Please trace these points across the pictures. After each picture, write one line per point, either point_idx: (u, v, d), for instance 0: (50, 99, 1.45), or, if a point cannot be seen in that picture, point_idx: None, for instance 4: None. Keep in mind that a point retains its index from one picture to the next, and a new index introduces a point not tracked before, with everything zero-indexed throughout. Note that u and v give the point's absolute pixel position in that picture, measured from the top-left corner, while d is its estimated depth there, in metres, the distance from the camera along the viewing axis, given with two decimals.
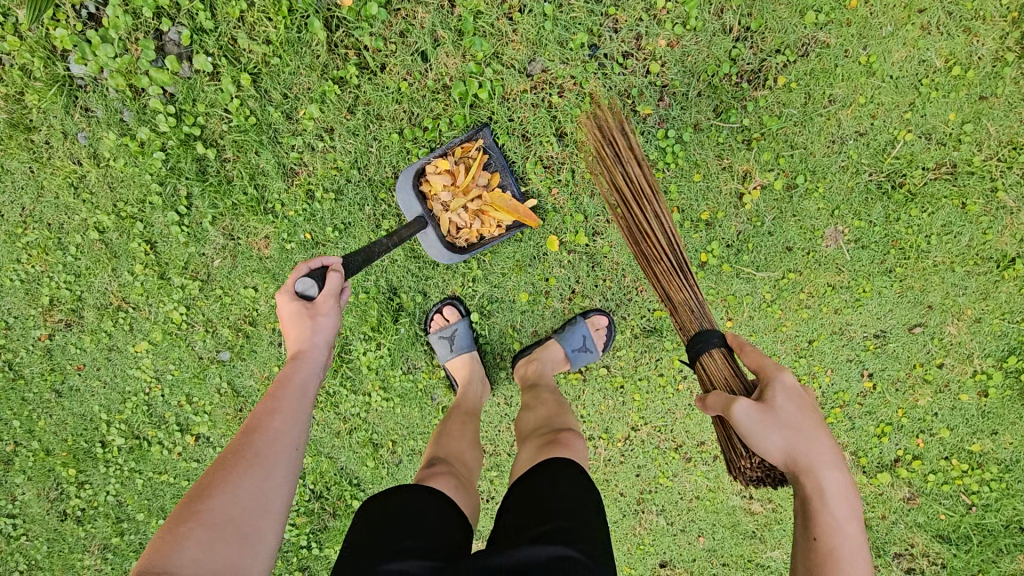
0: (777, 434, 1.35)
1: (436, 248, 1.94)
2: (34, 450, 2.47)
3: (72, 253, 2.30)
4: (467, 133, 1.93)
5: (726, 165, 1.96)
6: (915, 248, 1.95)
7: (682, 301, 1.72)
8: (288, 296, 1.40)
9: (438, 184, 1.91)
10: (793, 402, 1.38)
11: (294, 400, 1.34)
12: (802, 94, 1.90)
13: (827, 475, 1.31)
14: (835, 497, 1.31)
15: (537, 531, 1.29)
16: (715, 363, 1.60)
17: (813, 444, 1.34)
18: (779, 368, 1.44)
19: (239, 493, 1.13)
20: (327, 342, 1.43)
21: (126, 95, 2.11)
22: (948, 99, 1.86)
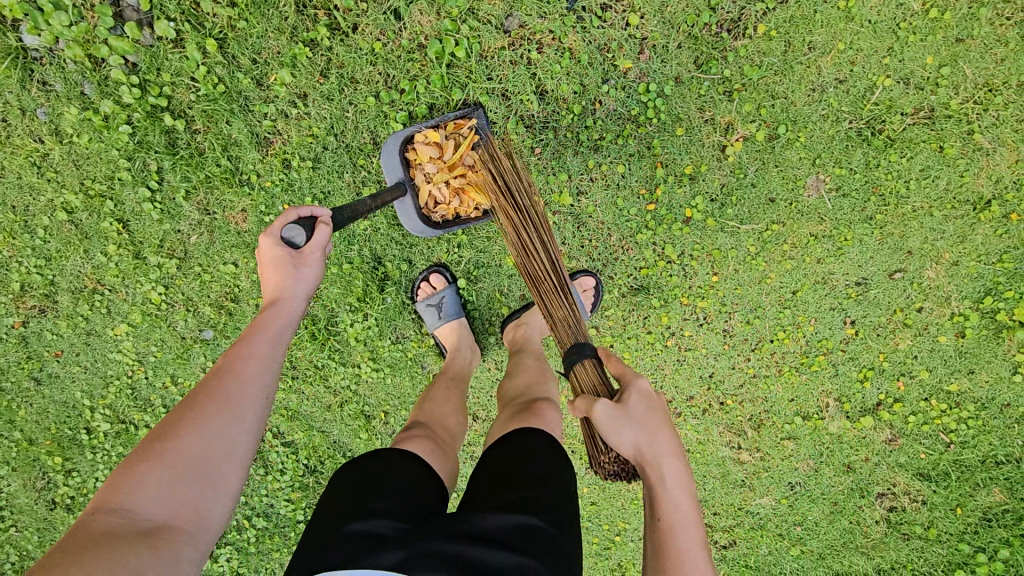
0: (627, 431, 1.37)
1: (411, 218, 1.94)
2: (16, 440, 2.43)
3: (40, 236, 2.22)
4: (463, 110, 1.91)
5: (708, 118, 1.95)
6: (894, 194, 1.98)
7: (561, 317, 1.68)
8: (273, 240, 1.36)
9: (425, 155, 1.90)
10: (644, 401, 1.42)
11: (270, 347, 1.31)
12: (782, 42, 1.89)
13: (667, 467, 1.34)
14: (674, 486, 1.33)
15: (506, 499, 1.33)
16: (585, 372, 1.57)
17: (659, 439, 1.36)
18: (636, 373, 1.48)
19: (204, 438, 1.13)
20: (308, 291, 1.38)
21: (85, 67, 2.02)
22: (925, 42, 1.86)
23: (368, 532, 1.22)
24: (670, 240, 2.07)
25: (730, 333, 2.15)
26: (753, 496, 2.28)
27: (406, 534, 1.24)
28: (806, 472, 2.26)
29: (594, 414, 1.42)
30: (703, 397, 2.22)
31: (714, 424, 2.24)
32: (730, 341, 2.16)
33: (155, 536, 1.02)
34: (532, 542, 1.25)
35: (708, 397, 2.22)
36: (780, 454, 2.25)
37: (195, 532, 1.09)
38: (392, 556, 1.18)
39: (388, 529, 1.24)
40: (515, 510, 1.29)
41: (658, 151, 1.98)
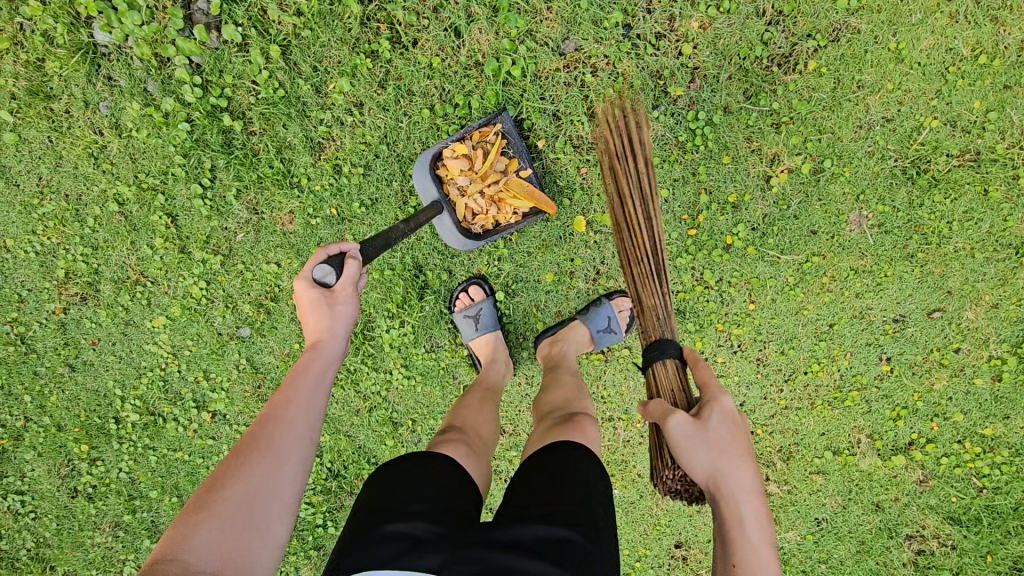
0: (705, 454, 1.34)
1: (452, 234, 1.95)
2: (45, 426, 2.46)
3: (90, 226, 2.29)
4: (486, 117, 1.93)
5: (756, 148, 1.98)
6: (936, 234, 1.99)
7: (652, 305, 1.66)
8: (306, 283, 1.40)
9: (455, 168, 1.91)
10: (726, 425, 1.39)
11: (310, 390, 1.35)
12: (831, 79, 1.93)
13: (744, 505, 1.32)
14: (751, 522, 1.31)
15: (542, 508, 1.32)
16: (667, 376, 1.56)
17: (736, 471, 1.34)
18: (722, 391, 1.44)
19: (250, 483, 1.16)
20: (345, 332, 1.44)
21: (152, 65, 2.09)
22: (974, 87, 1.90)
23: (404, 533, 1.24)
24: (710, 266, 2.08)
25: (763, 362, 2.15)
26: (778, 530, 2.25)
27: (444, 538, 1.25)
28: (833, 508, 2.23)
29: (672, 427, 1.39)
30: None
31: None
32: (764, 370, 2.15)
33: None
34: (566, 554, 1.23)
35: None
36: (808, 488, 2.22)
37: None
38: (430, 559, 1.20)
39: (424, 532, 1.25)
40: (550, 521, 1.29)
41: (703, 178, 2.01)
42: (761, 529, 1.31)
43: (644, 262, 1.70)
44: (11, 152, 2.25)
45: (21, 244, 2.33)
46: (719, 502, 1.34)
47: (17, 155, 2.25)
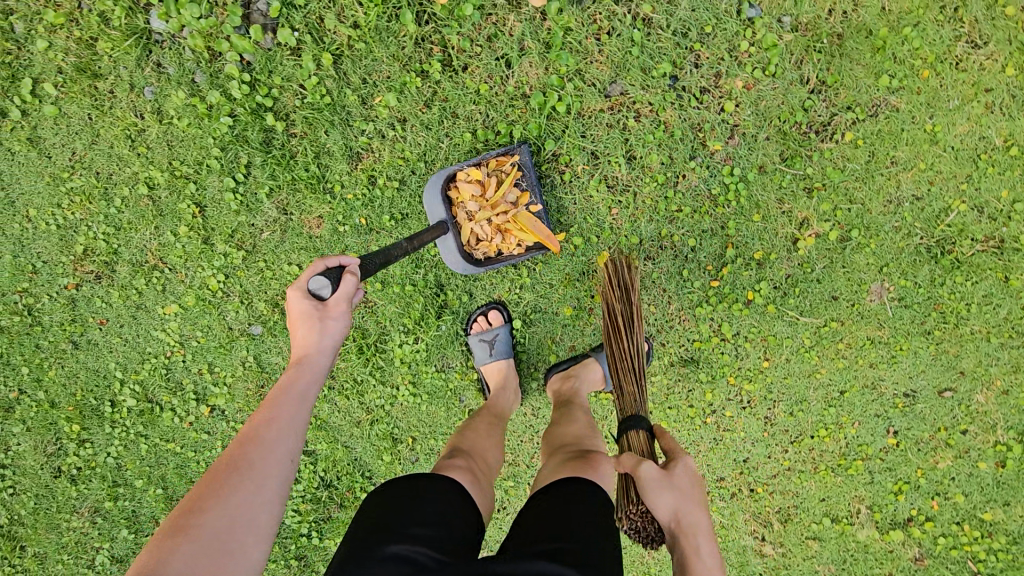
0: (670, 496, 1.45)
1: (454, 256, 1.96)
2: (39, 401, 2.42)
3: (117, 206, 2.29)
4: (505, 147, 1.93)
5: (786, 210, 2.02)
6: (955, 314, 2.01)
7: (628, 392, 1.79)
8: (300, 294, 1.38)
9: (466, 193, 1.92)
10: (689, 474, 1.50)
11: (294, 408, 1.32)
12: (866, 152, 1.97)
13: (702, 541, 1.43)
14: (708, 555, 1.41)
15: (548, 545, 1.29)
16: (636, 440, 1.67)
17: (695, 511, 1.45)
18: (683, 449, 1.56)
19: (230, 506, 1.13)
20: (335, 345, 1.41)
21: (202, 57, 2.11)
22: (1003, 177, 1.94)
23: (405, 557, 1.22)
24: (729, 318, 2.10)
25: (771, 422, 2.15)
26: None
27: (445, 566, 1.24)
28: None
29: (640, 473, 1.49)
30: (734, 481, 2.19)
31: (741, 509, 2.21)
32: (771, 429, 2.15)
33: None
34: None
35: (739, 482, 2.19)
36: (803, 553, 2.20)
37: None
38: None
39: (427, 559, 1.23)
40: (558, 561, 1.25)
41: (731, 232, 2.04)
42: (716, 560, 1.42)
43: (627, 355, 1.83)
44: (49, 125, 2.26)
45: (44, 216, 2.34)
46: (679, 540, 1.43)
47: (54, 128, 2.26)
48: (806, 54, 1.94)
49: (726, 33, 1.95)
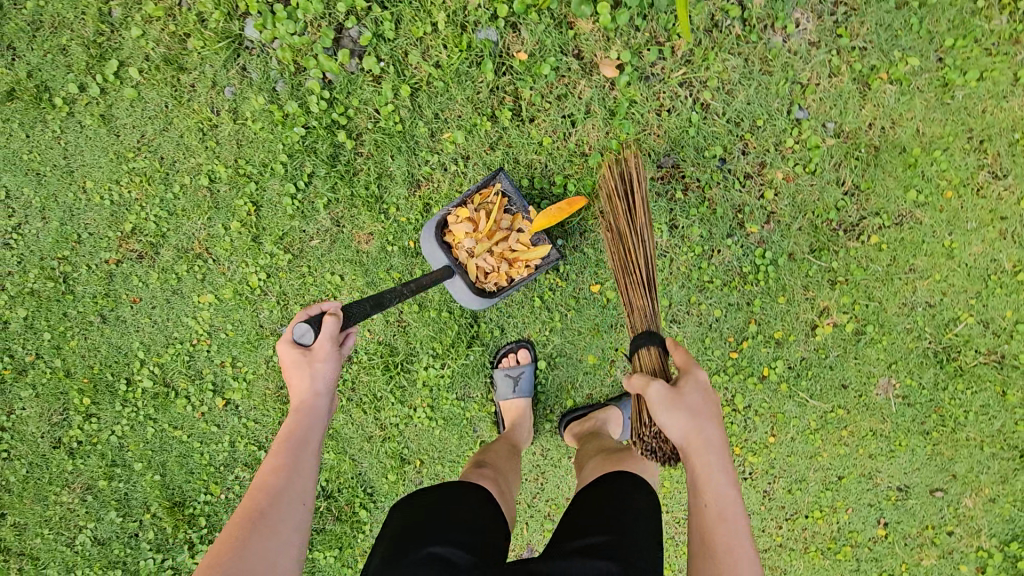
0: (679, 415, 1.42)
1: (467, 295, 2.00)
2: (54, 369, 2.45)
3: (174, 192, 2.37)
4: (484, 178, 2.00)
5: (810, 297, 2.15)
6: (953, 418, 2.13)
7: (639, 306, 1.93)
8: (288, 346, 1.54)
9: (460, 233, 1.98)
10: (699, 390, 1.46)
11: (296, 452, 1.49)
12: (889, 255, 2.11)
13: (713, 458, 1.38)
14: (719, 474, 1.36)
15: (584, 542, 1.37)
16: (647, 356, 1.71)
17: (706, 427, 1.40)
18: (696, 365, 1.52)
19: (249, 550, 1.28)
20: (328, 386, 1.58)
21: (288, 69, 2.23)
22: (1009, 297, 2.10)
23: (442, 557, 1.26)
24: (742, 390, 2.20)
25: (769, 496, 2.22)
26: None
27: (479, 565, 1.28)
28: None
29: (648, 392, 1.49)
30: None
31: None
32: (768, 503, 2.23)
33: None
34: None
35: None
36: None
37: None
38: None
39: (461, 557, 1.27)
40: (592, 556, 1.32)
41: (756, 310, 2.16)
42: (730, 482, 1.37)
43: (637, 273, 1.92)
44: (124, 106, 2.36)
45: (99, 191, 2.41)
46: (690, 458, 1.40)
47: (129, 109, 2.36)
48: (844, 159, 2.11)
49: (775, 128, 2.11)
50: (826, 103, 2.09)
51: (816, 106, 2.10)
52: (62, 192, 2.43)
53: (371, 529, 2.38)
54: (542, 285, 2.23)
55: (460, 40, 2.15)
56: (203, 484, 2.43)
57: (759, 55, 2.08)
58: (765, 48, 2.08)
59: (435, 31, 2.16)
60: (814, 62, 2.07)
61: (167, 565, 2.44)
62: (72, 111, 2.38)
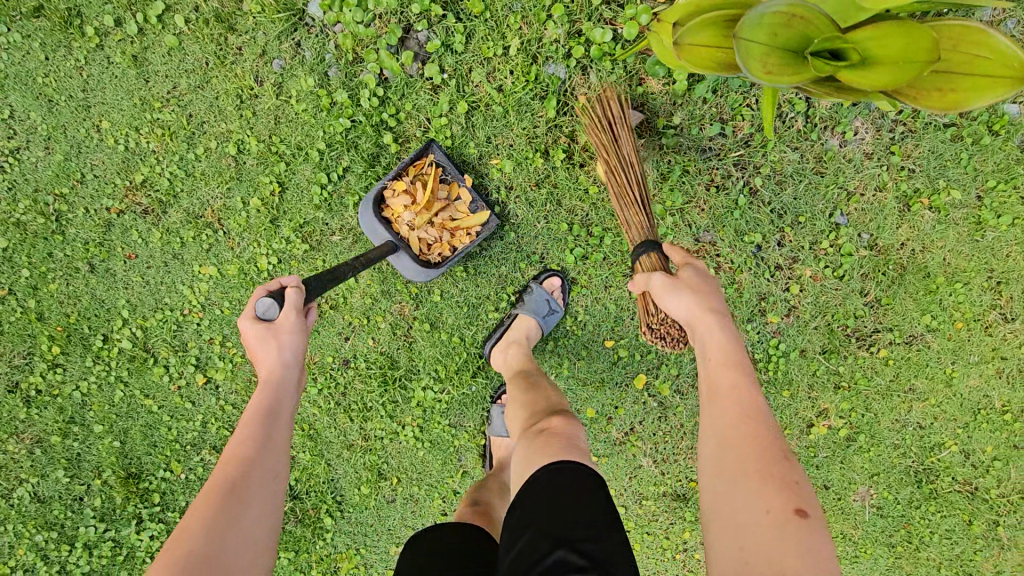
0: (686, 295, 1.48)
1: (412, 268, 1.99)
2: (26, 309, 2.30)
3: (196, 153, 2.24)
4: (417, 150, 2.04)
5: (812, 397, 2.19)
6: (918, 536, 2.22)
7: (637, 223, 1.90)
8: (250, 318, 1.46)
9: (400, 206, 1.98)
10: (696, 270, 1.54)
11: (265, 424, 1.39)
12: (893, 372, 2.17)
13: (713, 322, 1.42)
14: (716, 337, 1.40)
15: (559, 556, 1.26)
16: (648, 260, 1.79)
17: (704, 299, 1.47)
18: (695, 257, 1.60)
19: (217, 531, 1.17)
20: (296, 358, 1.50)
21: (345, 56, 2.13)
22: (993, 433, 2.18)
23: None
24: None
25: None
26: None
27: None
28: None
29: (651, 283, 1.60)
30: None
31: None
32: None
33: None
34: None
35: None
36: None
37: None
38: None
39: None
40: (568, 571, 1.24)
41: None
42: (730, 346, 1.39)
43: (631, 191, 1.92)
44: (160, 52, 2.20)
45: (114, 134, 2.26)
46: (694, 330, 1.46)
47: (164, 56, 2.21)
48: (873, 271, 2.14)
49: (815, 227, 2.12)
50: (868, 215, 2.11)
51: (858, 215, 2.11)
52: (73, 126, 2.27)
53: (333, 537, 2.33)
54: (556, 331, 2.22)
55: (528, 70, 2.09)
56: (164, 460, 2.32)
57: (815, 153, 2.08)
58: (822, 148, 2.08)
59: (505, 55, 2.10)
60: (865, 173, 2.08)
61: (108, 537, 2.32)
62: (101, 43, 2.22)
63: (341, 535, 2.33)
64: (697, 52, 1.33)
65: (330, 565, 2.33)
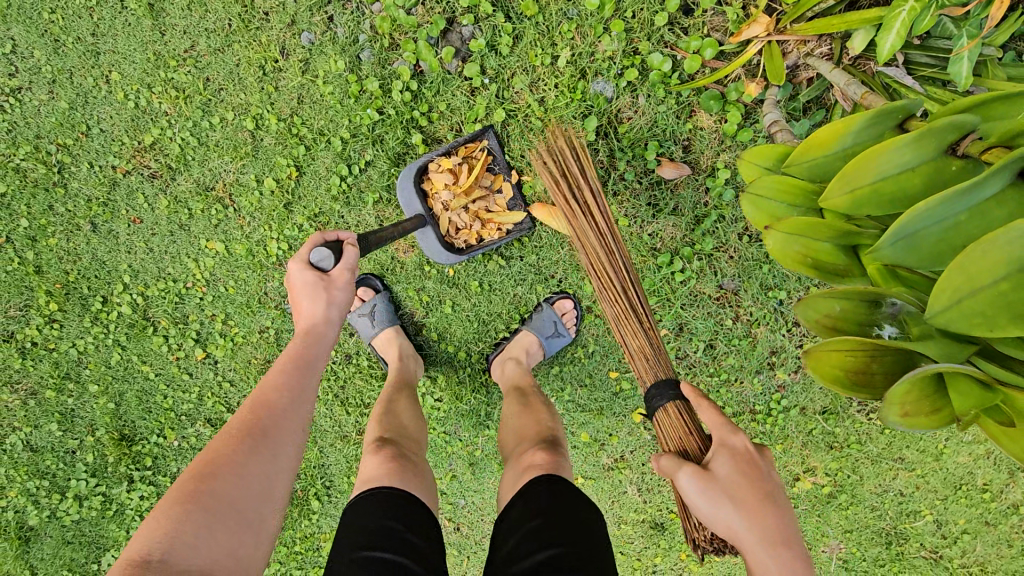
0: (725, 509, 1.24)
1: (434, 247, 1.95)
2: (24, 261, 2.23)
3: (211, 122, 2.10)
4: (472, 133, 1.95)
5: (803, 452, 2.22)
6: None
7: (637, 346, 1.68)
8: (301, 266, 1.39)
9: (439, 183, 1.93)
10: (733, 467, 1.29)
11: (299, 375, 1.37)
12: (886, 439, 2.19)
13: (763, 555, 1.20)
14: (770, 573, 1.19)
15: (536, 558, 1.22)
16: (671, 421, 1.52)
17: (748, 517, 1.22)
18: (731, 432, 1.34)
19: (245, 472, 1.17)
20: (338, 316, 1.46)
21: (380, 41, 1.98)
22: (969, 508, 2.23)
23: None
24: None
25: None
26: None
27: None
28: None
29: (679, 481, 1.33)
30: None
31: None
32: None
33: None
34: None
35: None
36: None
37: None
38: None
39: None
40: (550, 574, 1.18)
41: None
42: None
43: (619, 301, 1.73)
44: (181, 6, 2.04)
45: (124, 88, 2.12)
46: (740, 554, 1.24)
47: (185, 11, 2.05)
48: None
49: None
50: None
51: None
52: (80, 72, 2.12)
53: (319, 519, 2.38)
54: (563, 355, 2.21)
55: (575, 87, 1.96)
56: (158, 427, 2.32)
57: None
58: None
59: (552, 65, 1.96)
60: None
61: (98, 491, 2.35)
62: None
63: (327, 518, 2.38)
64: (822, 358, 1.10)
65: (314, 543, 2.40)
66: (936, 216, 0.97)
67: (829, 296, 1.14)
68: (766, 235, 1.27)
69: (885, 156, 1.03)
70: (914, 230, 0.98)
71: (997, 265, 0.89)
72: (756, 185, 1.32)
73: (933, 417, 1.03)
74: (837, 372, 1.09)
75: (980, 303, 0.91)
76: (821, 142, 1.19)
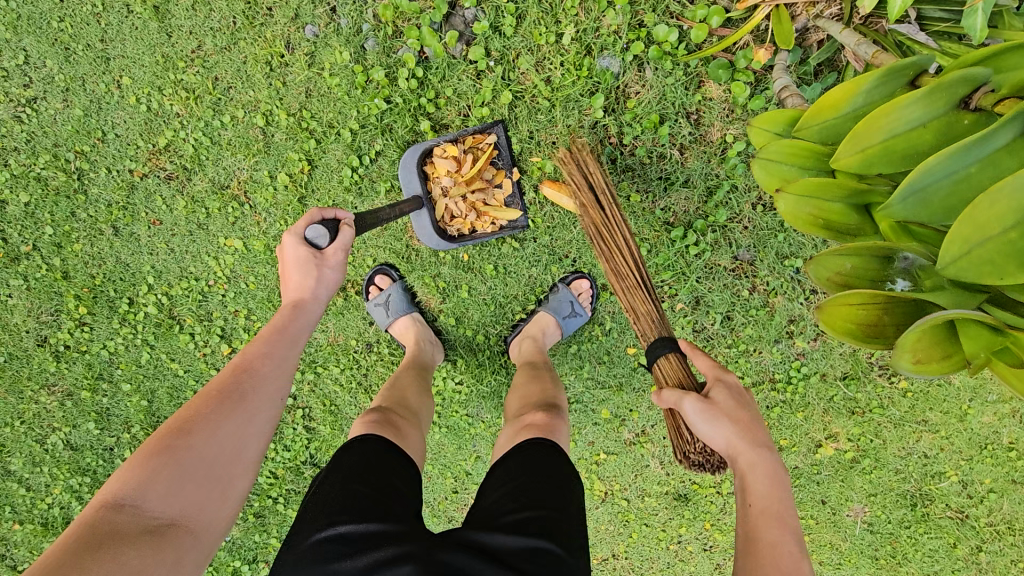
0: (722, 426, 1.30)
1: (427, 231, 1.99)
2: (51, 267, 2.29)
3: (222, 120, 2.13)
4: (481, 124, 1.97)
5: (825, 419, 2.23)
6: (902, 552, 2.35)
7: (645, 311, 1.70)
8: (295, 240, 1.43)
9: (442, 168, 1.96)
10: (730, 395, 1.36)
11: (281, 344, 1.41)
12: (908, 402, 2.19)
13: (749, 462, 1.25)
14: (755, 478, 1.23)
15: (514, 517, 1.20)
16: (668, 366, 1.57)
17: (741, 430, 1.29)
18: (727, 370, 1.43)
19: (220, 432, 1.22)
20: (325, 293, 1.49)
21: (383, 30, 1.99)
22: (995, 468, 2.23)
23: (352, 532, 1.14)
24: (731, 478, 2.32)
25: (721, 567, 2.44)
26: None
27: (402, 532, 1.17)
28: None
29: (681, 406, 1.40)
30: None
31: None
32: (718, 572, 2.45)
33: (161, 533, 1.08)
34: (547, 569, 1.12)
35: None
36: None
37: (199, 531, 1.14)
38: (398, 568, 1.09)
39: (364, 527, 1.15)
40: (526, 532, 1.16)
41: (772, 416, 2.23)
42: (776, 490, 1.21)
43: (631, 275, 1.74)
44: (185, 6, 2.06)
45: (136, 92, 2.15)
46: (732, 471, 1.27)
47: (189, 11, 2.07)
48: None
49: None
50: None
51: None
52: (92, 79, 2.15)
53: None
54: (580, 334, 2.23)
55: (580, 64, 1.95)
56: None
57: None
58: None
59: (556, 43, 1.95)
60: None
61: None
62: None
63: None
64: (834, 311, 1.12)
65: None
66: (945, 170, 0.97)
67: (839, 253, 1.14)
68: (777, 199, 1.28)
69: (896, 112, 1.02)
70: (922, 186, 0.99)
71: (1005, 214, 0.89)
72: (764, 151, 1.33)
73: (943, 361, 1.05)
74: (848, 324, 1.11)
75: (988, 252, 0.92)
76: (831, 104, 1.18)
